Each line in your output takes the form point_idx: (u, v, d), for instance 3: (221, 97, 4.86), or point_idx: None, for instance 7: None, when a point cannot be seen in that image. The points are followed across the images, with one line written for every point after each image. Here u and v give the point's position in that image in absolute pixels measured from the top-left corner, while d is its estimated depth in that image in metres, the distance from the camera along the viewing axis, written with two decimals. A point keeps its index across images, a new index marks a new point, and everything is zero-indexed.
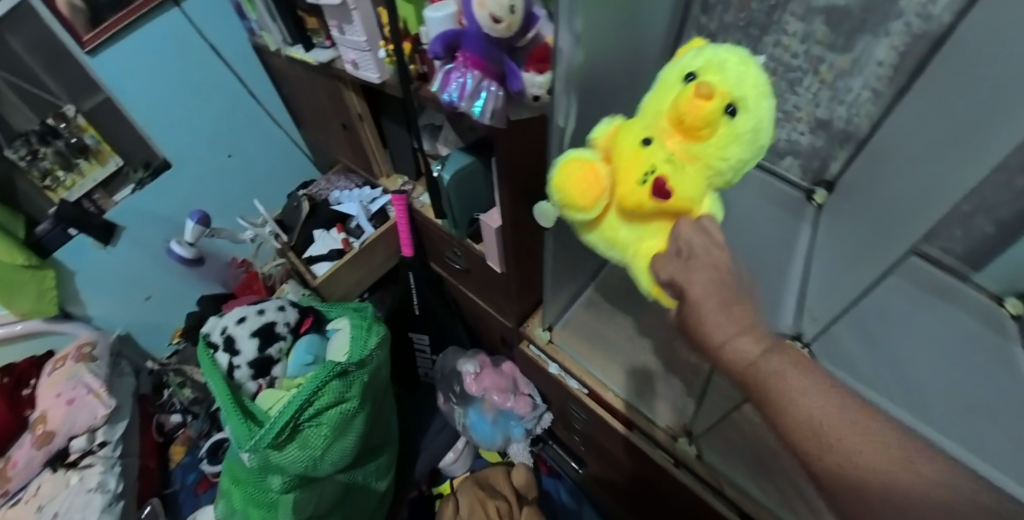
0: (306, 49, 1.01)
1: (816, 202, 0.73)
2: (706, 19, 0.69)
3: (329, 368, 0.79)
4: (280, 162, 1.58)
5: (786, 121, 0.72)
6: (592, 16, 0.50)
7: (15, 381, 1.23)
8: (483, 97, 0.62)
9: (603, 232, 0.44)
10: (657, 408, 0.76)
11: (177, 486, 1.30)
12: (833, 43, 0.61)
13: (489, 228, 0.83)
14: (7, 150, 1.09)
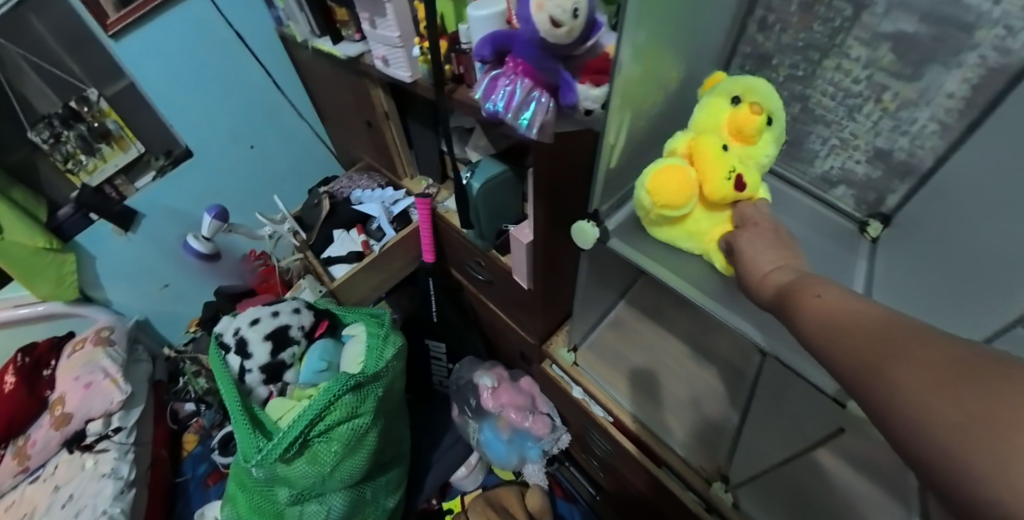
0: (334, 42, 0.97)
1: (869, 235, 0.66)
2: (763, 38, 0.68)
3: (341, 381, 0.77)
4: (302, 155, 1.56)
5: (842, 148, 0.68)
6: (648, 30, 0.51)
7: (35, 361, 1.21)
8: (532, 109, 0.58)
9: (686, 225, 0.61)
10: (689, 448, 0.73)
11: (187, 476, 1.30)
12: (899, 71, 0.58)
13: (518, 243, 0.80)
14: (30, 133, 1.10)
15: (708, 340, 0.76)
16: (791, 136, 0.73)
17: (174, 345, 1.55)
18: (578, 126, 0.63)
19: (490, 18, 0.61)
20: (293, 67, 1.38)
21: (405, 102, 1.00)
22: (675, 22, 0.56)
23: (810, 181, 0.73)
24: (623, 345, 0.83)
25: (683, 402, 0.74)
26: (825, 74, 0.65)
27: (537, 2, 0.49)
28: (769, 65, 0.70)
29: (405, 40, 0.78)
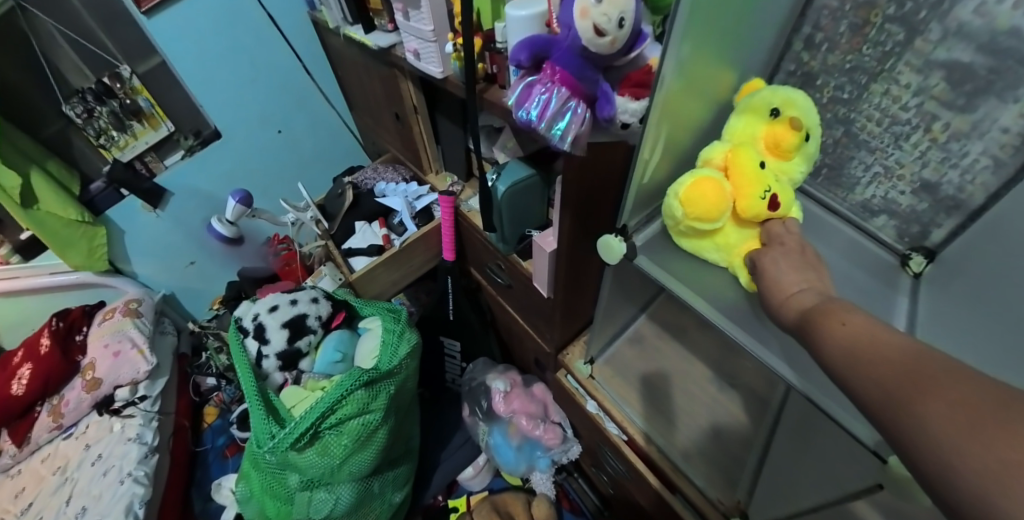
0: (366, 30, 0.96)
1: (911, 270, 0.62)
2: (807, 57, 0.65)
3: (355, 377, 0.79)
4: (328, 141, 1.57)
5: (885, 177, 0.65)
6: (696, 43, 0.49)
7: (69, 326, 1.23)
8: (566, 119, 0.54)
9: (717, 239, 0.60)
10: (710, 479, 0.74)
11: (207, 446, 1.28)
12: (951, 101, 0.55)
13: (541, 252, 0.80)
14: (64, 107, 1.11)
15: (734, 365, 0.81)
16: (831, 160, 0.70)
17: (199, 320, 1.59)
18: (614, 139, 0.61)
19: (529, 19, 0.56)
20: (324, 52, 1.39)
21: (434, 97, 0.98)
22: (721, 35, 0.53)
23: (849, 209, 0.70)
24: (637, 359, 0.88)
25: (702, 429, 0.78)
26: (871, 99, 0.62)
27: (583, 8, 0.46)
28: (814, 85, 0.66)
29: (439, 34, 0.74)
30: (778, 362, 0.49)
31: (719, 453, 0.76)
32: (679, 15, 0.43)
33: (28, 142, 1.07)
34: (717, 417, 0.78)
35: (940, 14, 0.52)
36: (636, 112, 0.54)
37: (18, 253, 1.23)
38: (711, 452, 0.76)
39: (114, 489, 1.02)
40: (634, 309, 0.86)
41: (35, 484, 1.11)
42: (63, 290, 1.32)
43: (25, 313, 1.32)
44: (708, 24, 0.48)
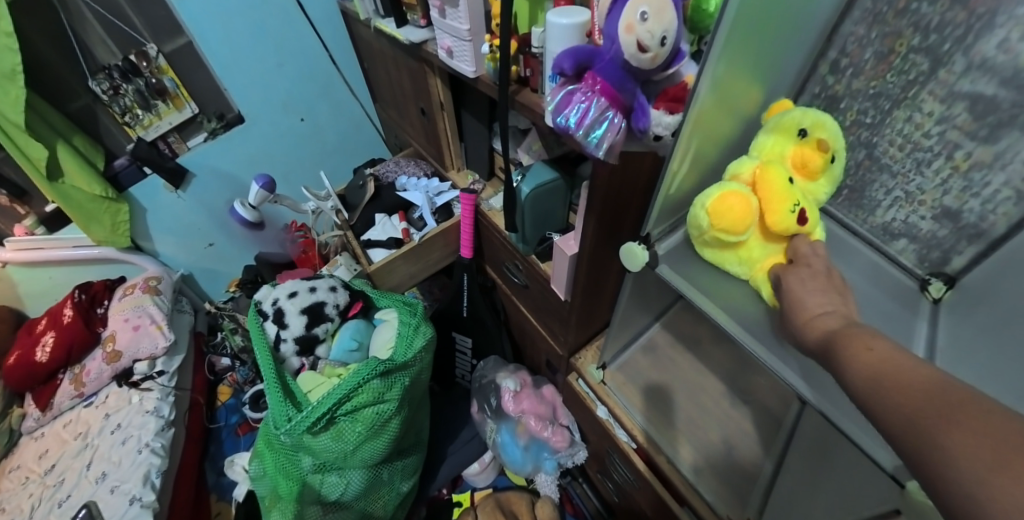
0: (397, 24, 0.95)
1: (930, 295, 0.64)
2: (833, 80, 0.66)
3: (371, 367, 0.81)
4: (350, 131, 1.58)
5: (907, 202, 0.66)
6: (731, 63, 0.50)
7: (90, 299, 1.27)
8: (603, 128, 0.55)
9: (740, 252, 0.61)
10: (720, 497, 0.79)
11: (221, 423, 1.30)
12: (974, 132, 0.56)
13: (562, 255, 0.80)
14: (91, 83, 1.11)
15: (748, 382, 0.90)
16: (854, 181, 0.71)
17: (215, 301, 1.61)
18: (644, 149, 0.62)
19: (571, 28, 0.56)
20: (351, 43, 1.40)
21: (462, 95, 0.99)
22: (756, 57, 0.54)
23: (868, 230, 0.71)
24: (651, 369, 0.95)
25: (714, 444, 0.84)
26: (895, 125, 0.63)
27: (628, 24, 0.47)
28: (838, 108, 0.67)
29: (475, 33, 0.72)
30: (797, 379, 0.50)
31: (730, 471, 0.81)
32: (719, 36, 0.44)
33: (58, 117, 1.10)
34: (730, 434, 0.84)
35: (964, 48, 0.53)
36: (669, 125, 0.56)
37: (43, 224, 1.27)
38: (722, 469, 0.81)
39: (132, 457, 1.06)
40: (648, 319, 0.94)
41: (58, 447, 1.11)
42: (84, 262, 1.35)
43: (48, 287, 1.34)
44: (745, 46, 0.50)
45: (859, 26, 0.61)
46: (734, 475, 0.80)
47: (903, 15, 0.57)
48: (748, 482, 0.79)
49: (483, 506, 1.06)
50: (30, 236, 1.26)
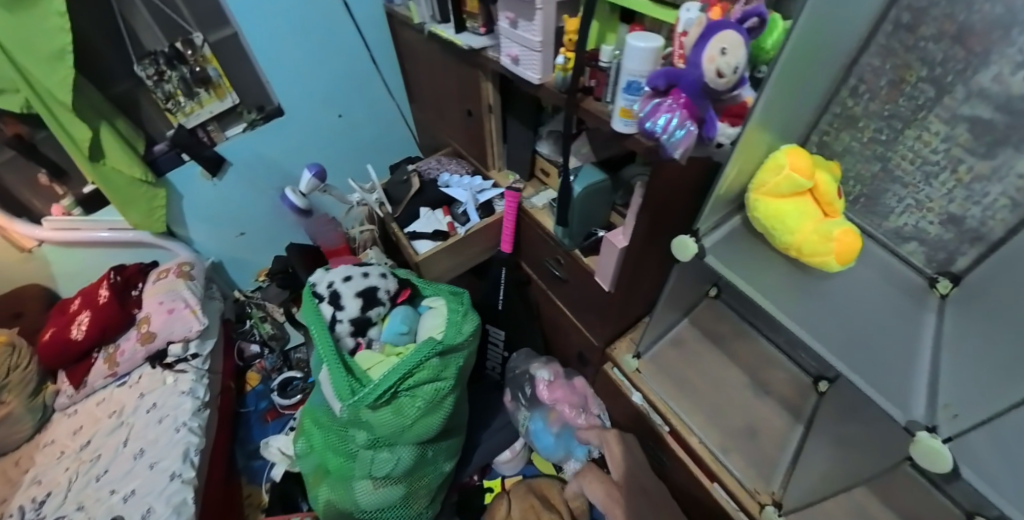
0: (455, 30, 0.98)
1: (939, 291, 0.76)
2: (851, 103, 0.78)
3: (431, 346, 0.86)
4: (382, 129, 1.63)
5: (917, 209, 0.78)
6: (779, 87, 0.62)
7: (125, 281, 1.28)
8: (681, 133, 0.63)
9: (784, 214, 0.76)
10: (747, 474, 0.88)
11: (250, 408, 1.32)
12: (974, 148, 0.67)
13: (611, 247, 0.88)
14: (136, 67, 1.14)
15: (765, 374, 0.94)
16: (868, 190, 0.83)
17: (243, 291, 1.65)
18: (699, 156, 0.72)
19: (646, 52, 0.65)
20: (391, 46, 1.46)
21: (510, 99, 1.06)
22: (795, 81, 0.67)
23: (884, 234, 0.84)
24: (682, 361, 1.04)
25: (741, 427, 0.92)
26: (906, 141, 0.74)
27: (710, 56, 0.58)
28: (856, 126, 0.79)
29: (546, 44, 0.79)
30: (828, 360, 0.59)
31: (756, 451, 0.89)
32: (777, 66, 0.56)
33: (101, 99, 1.11)
34: (755, 420, 0.92)
35: (965, 79, 0.64)
36: (731, 135, 0.67)
37: (80, 205, 1.27)
38: (750, 451, 0.90)
39: (169, 436, 1.07)
40: (676, 313, 1.00)
41: (92, 424, 1.12)
42: (117, 245, 1.36)
43: (80, 267, 1.35)
44: (790, 73, 0.62)
45: (876, 58, 0.72)
46: (760, 453, 0.89)
47: (914, 49, 0.68)
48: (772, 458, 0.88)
49: (515, 491, 1.11)
50: (66, 216, 1.27)
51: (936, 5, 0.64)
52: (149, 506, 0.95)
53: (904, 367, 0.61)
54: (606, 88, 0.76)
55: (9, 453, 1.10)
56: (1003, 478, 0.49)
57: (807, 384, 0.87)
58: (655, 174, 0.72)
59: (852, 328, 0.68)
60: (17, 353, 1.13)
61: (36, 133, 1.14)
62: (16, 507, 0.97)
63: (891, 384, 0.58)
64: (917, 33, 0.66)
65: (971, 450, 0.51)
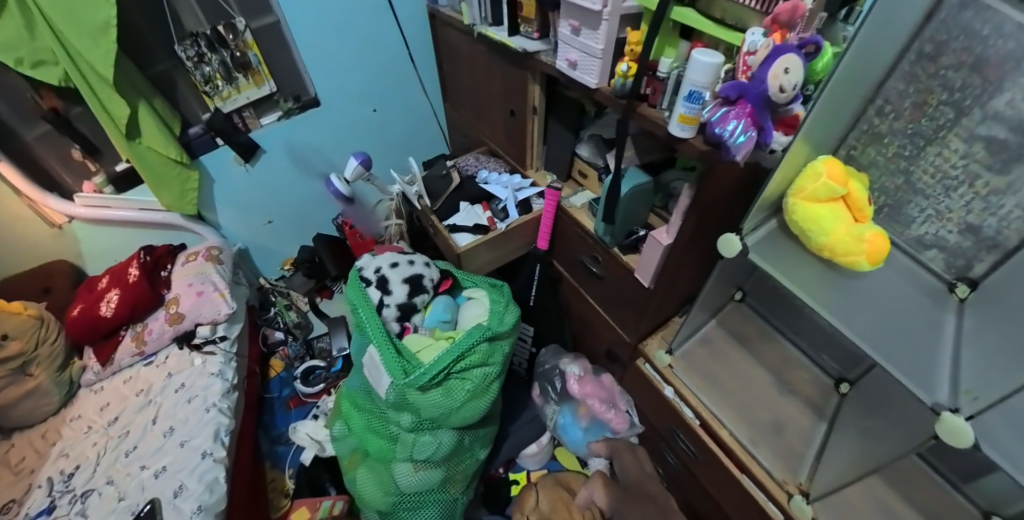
0: (508, 33, 1.04)
1: (957, 295, 0.73)
2: (877, 120, 0.74)
3: (482, 331, 0.88)
4: (414, 127, 1.64)
5: (937, 218, 0.74)
6: (828, 105, 0.68)
7: (154, 262, 1.27)
8: (743, 139, 0.72)
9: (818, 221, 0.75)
10: (773, 463, 0.90)
11: (273, 394, 1.32)
12: (990, 164, 0.65)
13: (656, 244, 0.94)
14: (177, 48, 1.13)
15: (790, 374, 0.98)
16: (891, 201, 0.79)
17: (267, 279, 1.67)
18: (749, 160, 0.79)
19: (712, 66, 0.72)
20: (430, 44, 1.46)
21: (555, 103, 1.10)
22: (848, 101, 0.72)
23: (905, 243, 0.80)
24: (712, 360, 1.06)
25: (767, 423, 0.94)
26: (928, 159, 0.72)
27: (774, 74, 0.67)
28: (880, 142, 0.75)
29: (605, 52, 0.85)
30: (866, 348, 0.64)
31: (783, 446, 0.92)
32: (828, 85, 0.63)
33: (141, 79, 1.12)
34: (781, 416, 0.94)
35: (981, 104, 0.63)
36: (784, 143, 0.75)
37: (111, 184, 1.27)
38: (778, 445, 0.92)
39: (200, 416, 1.06)
40: (706, 314, 1.05)
41: (118, 402, 1.12)
42: (147, 226, 1.37)
43: (109, 246, 1.36)
44: (840, 92, 0.68)
45: (901, 83, 0.69)
46: (786, 449, 0.91)
47: (935, 77, 0.65)
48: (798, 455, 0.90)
49: (543, 484, 1.12)
50: (97, 194, 1.26)
51: (956, 38, 0.61)
52: (182, 483, 0.94)
53: (928, 362, 0.63)
54: (662, 96, 0.83)
55: (35, 426, 1.09)
56: (1020, 452, 0.52)
57: (829, 386, 0.92)
58: (712, 174, 0.79)
59: (886, 325, 0.69)
60: (45, 327, 1.13)
61: (72, 108, 1.12)
62: (44, 479, 0.97)
63: (915, 372, 0.62)
64: (939, 63, 0.63)
65: (988, 427, 0.54)
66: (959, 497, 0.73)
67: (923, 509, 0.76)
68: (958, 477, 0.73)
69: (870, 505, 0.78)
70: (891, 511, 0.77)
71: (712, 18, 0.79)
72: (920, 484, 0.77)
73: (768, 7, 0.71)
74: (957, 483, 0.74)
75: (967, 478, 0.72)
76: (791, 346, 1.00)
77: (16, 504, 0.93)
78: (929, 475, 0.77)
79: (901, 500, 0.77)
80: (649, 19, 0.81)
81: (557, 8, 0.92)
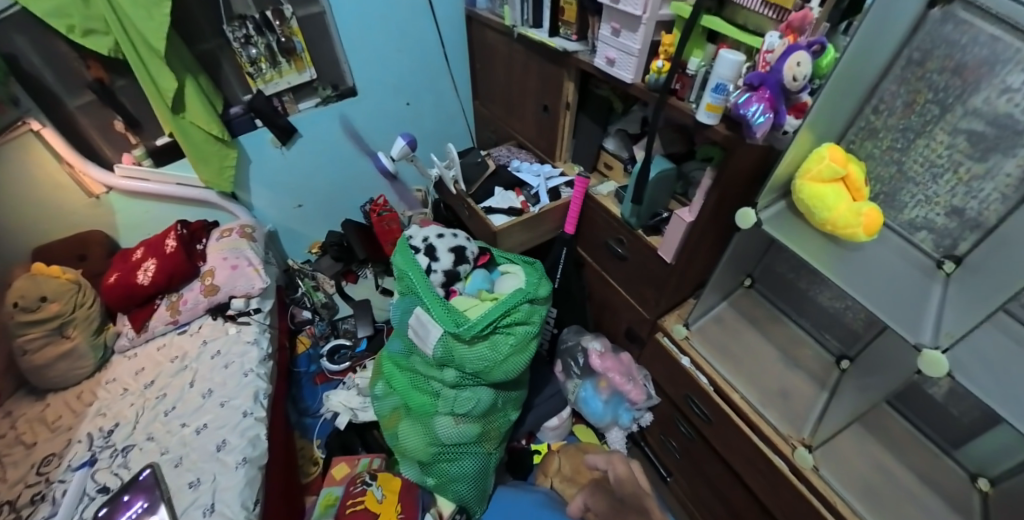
0: (549, 34, 1.15)
1: (944, 271, 0.75)
2: (873, 118, 0.79)
3: (524, 292, 0.96)
4: (443, 124, 1.74)
5: (926, 202, 0.77)
6: (830, 96, 0.73)
7: (191, 235, 1.32)
8: (760, 120, 0.79)
9: (820, 194, 0.78)
10: (779, 420, 0.93)
11: (301, 369, 1.37)
12: (971, 153, 0.70)
13: (679, 222, 1.00)
14: (227, 29, 1.20)
15: (796, 352, 1.03)
16: (886, 188, 0.82)
17: (294, 261, 1.74)
18: (766, 141, 0.88)
19: (735, 62, 0.81)
20: (465, 43, 1.57)
21: (586, 99, 1.21)
22: (851, 93, 0.76)
23: (897, 224, 0.82)
24: (725, 335, 1.10)
25: (772, 389, 0.98)
26: (917, 150, 0.76)
27: (789, 67, 0.76)
28: (876, 137, 0.80)
29: (642, 52, 0.96)
30: (859, 295, 0.70)
31: (786, 407, 0.95)
32: (831, 77, 0.68)
33: (189, 56, 1.18)
34: (787, 385, 0.98)
35: (962, 101, 0.68)
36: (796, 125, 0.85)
37: (150, 157, 1.32)
38: (781, 405, 0.95)
39: (238, 380, 1.10)
40: (716, 297, 1.12)
41: (154, 367, 1.15)
42: (182, 201, 1.41)
43: (143, 218, 1.40)
44: (842, 86, 0.73)
45: (894, 85, 0.75)
46: (789, 413, 0.94)
47: (922, 79, 0.71)
48: (796, 421, 0.93)
49: (565, 450, 1.19)
50: (136, 165, 1.31)
51: (938, 47, 0.68)
52: (224, 438, 0.99)
53: (919, 305, 0.70)
54: (690, 90, 0.94)
55: (69, 388, 1.11)
56: (991, 384, 0.59)
57: (830, 362, 0.99)
58: (733, 157, 0.88)
59: (888, 282, 0.74)
60: (82, 292, 1.16)
61: (116, 81, 1.18)
62: (84, 434, 1.00)
63: (905, 319, 0.66)
64: (925, 67, 0.70)
65: (962, 363, 0.61)
66: (950, 461, 0.83)
67: (919, 470, 0.83)
68: (948, 443, 0.84)
69: (862, 457, 0.86)
70: (886, 469, 0.84)
71: (736, 24, 0.90)
72: (913, 448, 0.86)
73: (783, 16, 0.80)
74: (948, 450, 0.84)
75: (957, 444, 0.82)
76: (794, 326, 1.08)
77: (57, 457, 0.97)
78: (921, 441, 0.87)
79: (898, 462, 0.85)
80: (682, 25, 0.91)
81: (599, 13, 1.03)
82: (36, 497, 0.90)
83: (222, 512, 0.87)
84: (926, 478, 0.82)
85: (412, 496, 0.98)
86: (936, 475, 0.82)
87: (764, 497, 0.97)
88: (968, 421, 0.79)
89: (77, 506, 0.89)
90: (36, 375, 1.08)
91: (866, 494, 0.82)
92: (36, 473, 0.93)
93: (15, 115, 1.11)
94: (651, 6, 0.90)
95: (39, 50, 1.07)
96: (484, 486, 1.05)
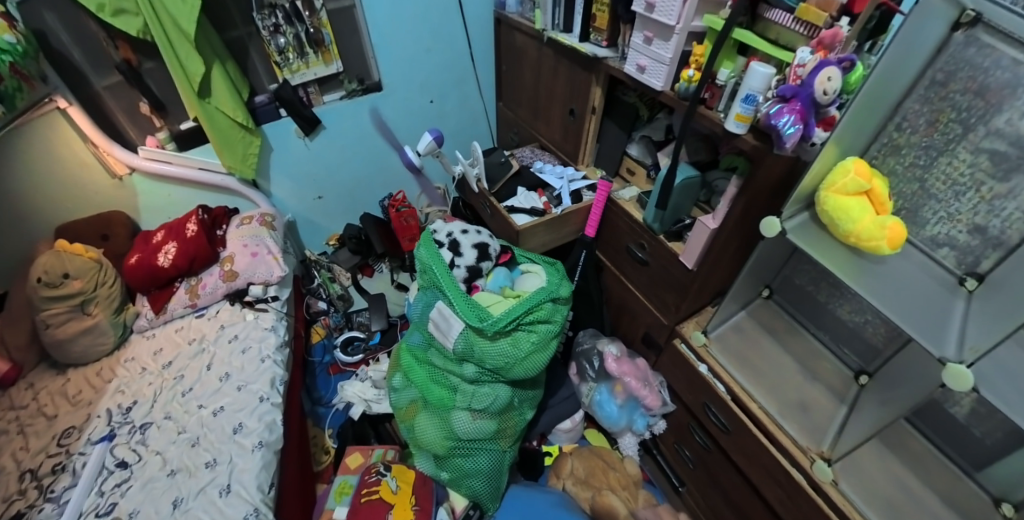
0: (578, 39, 1.16)
1: (967, 287, 0.72)
2: (897, 134, 0.76)
3: (547, 291, 0.96)
4: (466, 124, 1.76)
5: (949, 219, 0.74)
6: (858, 112, 0.72)
7: (212, 220, 1.32)
8: (789, 132, 0.77)
9: (847, 205, 0.74)
10: (797, 433, 0.93)
11: (315, 359, 1.39)
12: (993, 173, 0.67)
13: (703, 229, 1.00)
14: (257, 17, 1.20)
15: (815, 364, 1.02)
16: (907, 204, 0.79)
17: (312, 252, 1.76)
18: (793, 153, 0.86)
19: (766, 75, 0.80)
20: (491, 47, 1.59)
21: (612, 104, 1.22)
22: (880, 108, 0.74)
23: (919, 240, 0.79)
24: (743, 343, 1.10)
25: (794, 402, 0.98)
26: (940, 168, 0.73)
27: (822, 81, 0.74)
28: (898, 153, 0.77)
29: (673, 60, 0.96)
30: (881, 305, 0.69)
31: (807, 420, 0.95)
32: (861, 92, 0.68)
33: (218, 42, 1.19)
34: (806, 397, 0.98)
35: (985, 122, 0.66)
36: (825, 138, 0.82)
37: (174, 141, 1.32)
38: (802, 419, 0.95)
39: (255, 365, 1.11)
40: (736, 307, 1.11)
41: (172, 348, 1.16)
42: (204, 186, 1.42)
43: (166, 202, 1.41)
44: (872, 102, 0.72)
45: (917, 104, 0.72)
46: (808, 423, 0.94)
47: (945, 99, 0.68)
48: (810, 428, 0.93)
49: (578, 452, 1.22)
50: (160, 149, 1.31)
51: (961, 69, 0.65)
52: (241, 422, 1.00)
53: (940, 316, 0.69)
54: (719, 100, 0.92)
55: (89, 365, 1.13)
56: (1014, 397, 0.59)
57: (849, 377, 0.97)
58: (760, 168, 0.87)
59: (908, 296, 0.71)
60: (103, 270, 1.16)
61: (144, 63, 1.18)
62: (103, 410, 1.03)
63: (932, 333, 0.65)
64: (948, 87, 0.68)
65: (985, 375, 0.60)
66: (971, 483, 0.79)
67: (941, 491, 0.80)
68: (971, 465, 0.80)
69: (881, 470, 0.85)
70: (905, 486, 0.82)
71: (767, 39, 0.87)
72: (931, 466, 0.83)
73: (813, 32, 0.78)
74: (970, 472, 0.80)
75: (980, 466, 0.79)
76: (814, 340, 1.05)
77: (77, 429, 0.99)
78: (942, 462, 0.83)
79: (917, 481, 0.82)
80: (715, 37, 0.91)
81: (631, 21, 1.05)
82: (57, 467, 0.92)
83: (239, 493, 0.89)
84: (949, 500, 0.79)
85: (427, 489, 0.99)
86: (959, 498, 0.78)
87: (776, 504, 0.98)
88: (990, 442, 0.76)
89: (96, 479, 0.92)
90: (58, 350, 1.09)
91: (885, 511, 0.80)
92: (57, 444, 0.96)
93: (44, 92, 1.12)
94: (685, 16, 0.90)
95: (70, 28, 1.08)
96: (497, 483, 1.05)
